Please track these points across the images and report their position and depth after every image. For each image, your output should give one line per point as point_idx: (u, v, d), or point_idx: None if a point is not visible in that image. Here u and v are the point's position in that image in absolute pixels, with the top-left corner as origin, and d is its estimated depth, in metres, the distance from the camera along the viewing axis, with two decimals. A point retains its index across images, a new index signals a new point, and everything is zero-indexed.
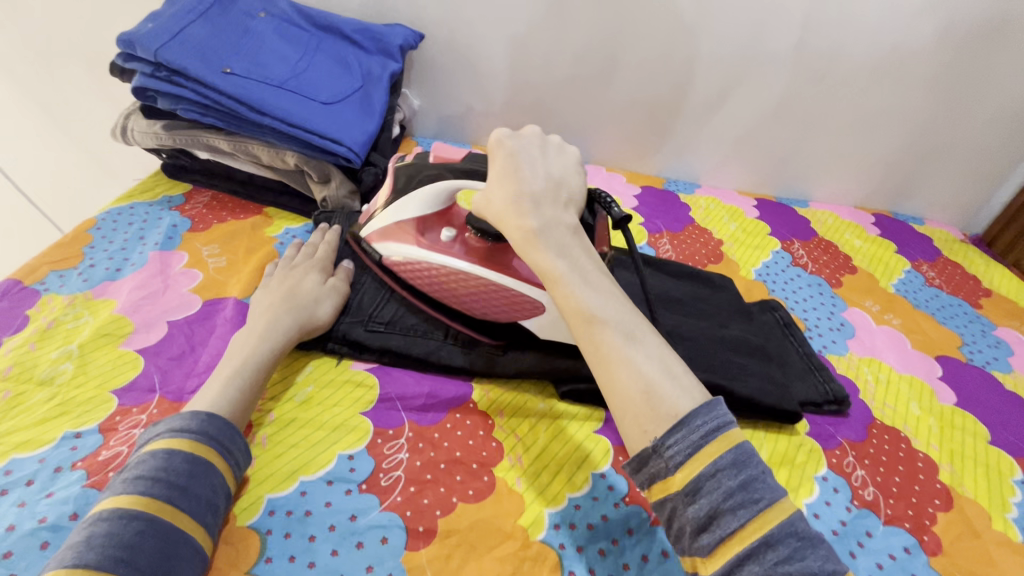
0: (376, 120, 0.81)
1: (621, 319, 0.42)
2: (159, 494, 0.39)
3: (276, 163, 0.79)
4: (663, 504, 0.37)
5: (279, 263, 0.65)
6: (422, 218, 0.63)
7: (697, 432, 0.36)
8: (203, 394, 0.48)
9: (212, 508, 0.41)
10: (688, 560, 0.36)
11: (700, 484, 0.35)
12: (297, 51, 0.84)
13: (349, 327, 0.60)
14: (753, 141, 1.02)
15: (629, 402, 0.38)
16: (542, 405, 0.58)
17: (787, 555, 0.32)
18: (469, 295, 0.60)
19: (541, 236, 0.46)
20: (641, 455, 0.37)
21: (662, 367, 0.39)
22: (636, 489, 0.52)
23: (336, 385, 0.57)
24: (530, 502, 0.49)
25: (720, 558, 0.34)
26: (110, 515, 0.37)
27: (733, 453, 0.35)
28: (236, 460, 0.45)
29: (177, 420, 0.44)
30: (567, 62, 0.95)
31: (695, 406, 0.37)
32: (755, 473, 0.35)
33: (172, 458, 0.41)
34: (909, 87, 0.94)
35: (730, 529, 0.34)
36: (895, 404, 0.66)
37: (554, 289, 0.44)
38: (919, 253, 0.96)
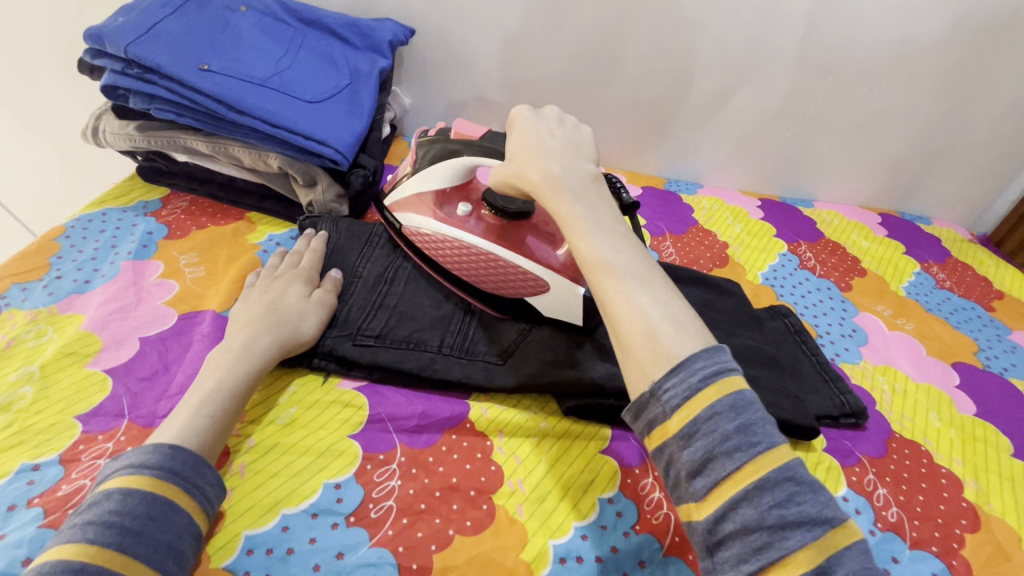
0: (365, 119, 0.77)
1: (630, 265, 0.42)
2: (111, 542, 0.35)
3: (258, 165, 0.75)
4: (660, 450, 0.36)
5: (261, 272, 0.61)
6: (442, 191, 0.63)
7: (696, 375, 0.35)
8: (173, 423, 0.43)
9: (175, 554, 0.37)
10: (683, 507, 0.36)
11: (696, 427, 0.34)
12: (280, 47, 0.80)
13: (335, 342, 0.56)
14: (756, 139, 0.99)
15: (631, 343, 0.39)
16: (544, 424, 0.54)
17: (783, 498, 0.32)
18: (480, 270, 0.59)
19: (559, 186, 0.47)
20: (640, 400, 0.37)
21: (667, 312, 0.39)
22: (648, 516, 0.48)
23: (322, 405, 0.53)
24: (533, 533, 0.46)
25: (714, 502, 0.33)
26: (52, 569, 0.33)
27: (731, 397, 0.35)
28: (205, 496, 0.41)
29: (138, 455, 0.40)
30: (564, 59, 0.91)
31: (696, 350, 0.37)
32: (752, 417, 0.34)
33: (128, 500, 0.37)
34: (915, 83, 0.91)
35: (725, 473, 0.33)
36: (913, 416, 0.63)
37: (567, 234, 0.45)
38: (928, 254, 0.93)
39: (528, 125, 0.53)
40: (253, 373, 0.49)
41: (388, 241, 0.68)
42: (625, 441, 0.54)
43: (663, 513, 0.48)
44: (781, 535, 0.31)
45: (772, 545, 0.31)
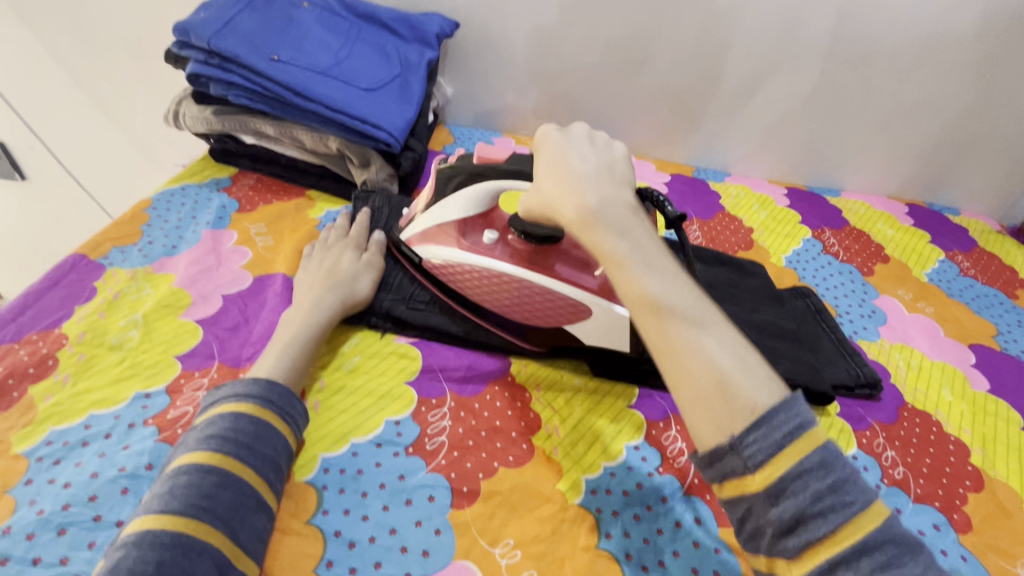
0: (414, 105, 0.85)
1: (687, 306, 0.41)
2: (229, 451, 0.42)
3: (319, 147, 0.82)
4: (739, 504, 0.37)
5: (315, 243, 0.68)
6: (464, 220, 0.63)
7: (779, 431, 0.35)
8: (265, 362, 0.51)
9: (275, 466, 0.44)
10: (767, 560, 0.36)
11: (785, 485, 0.35)
12: (338, 40, 0.87)
13: (391, 303, 0.63)
14: (785, 128, 1.02)
15: (702, 396, 0.37)
16: (577, 381, 0.60)
17: (884, 561, 0.33)
18: (521, 300, 0.60)
19: (600, 218, 0.45)
20: (715, 452, 0.37)
21: (736, 359, 0.38)
22: (669, 460, 0.53)
23: (381, 356, 0.60)
24: (567, 469, 0.52)
25: (805, 562, 0.34)
26: (187, 469, 0.41)
27: (818, 454, 0.35)
28: (296, 423, 0.48)
29: (241, 387, 0.47)
30: (599, 51, 0.96)
31: (774, 403, 0.36)
32: (844, 475, 0.35)
33: (239, 420, 0.44)
34: (947, 75, 0.93)
35: (818, 534, 0.34)
36: (926, 390, 0.66)
37: (615, 273, 0.44)
38: (953, 243, 0.95)
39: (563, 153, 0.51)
40: (324, 324, 0.57)
41: None
42: (650, 399, 0.59)
43: (684, 460, 0.54)
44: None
45: None
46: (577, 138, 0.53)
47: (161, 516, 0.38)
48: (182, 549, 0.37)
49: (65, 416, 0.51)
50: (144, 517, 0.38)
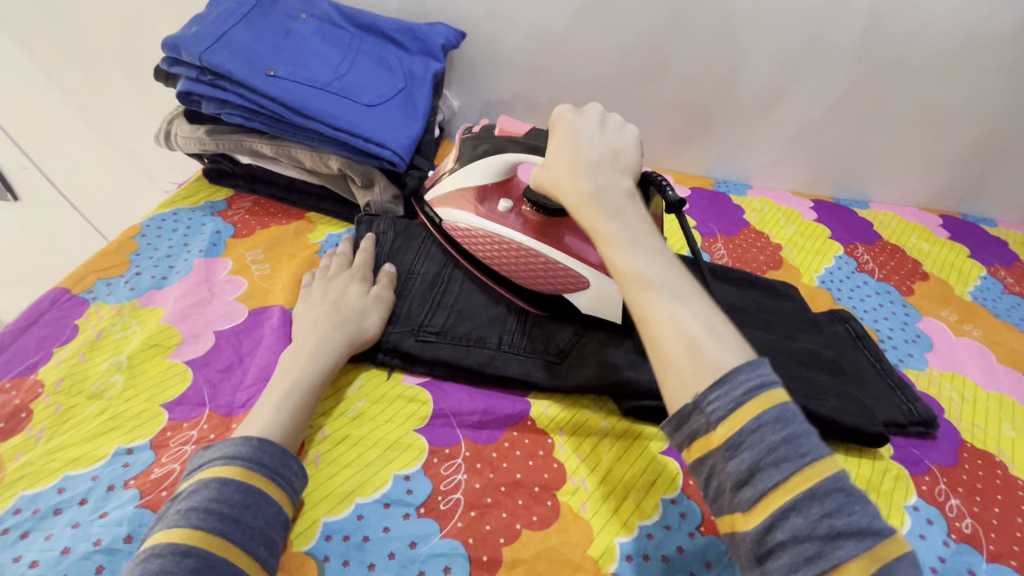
0: (420, 121, 0.80)
1: (668, 280, 0.41)
2: (212, 528, 0.37)
3: (319, 167, 0.77)
4: (701, 461, 0.36)
5: (317, 272, 0.64)
6: (483, 187, 0.64)
7: (741, 388, 0.35)
8: (259, 414, 0.46)
9: (266, 540, 0.39)
10: (726, 518, 0.35)
11: (742, 439, 0.34)
12: (339, 53, 0.83)
13: (399, 339, 0.58)
14: (810, 138, 0.96)
15: (670, 357, 0.38)
16: (604, 423, 0.55)
17: (834, 508, 0.32)
18: (530, 270, 0.60)
19: (594, 198, 0.46)
20: (682, 411, 0.36)
21: (708, 326, 0.39)
22: (712, 518, 0.48)
23: (388, 400, 0.54)
24: (599, 531, 0.46)
25: (761, 513, 0.33)
26: (162, 551, 0.35)
27: (776, 409, 0.34)
28: (292, 486, 0.43)
29: (230, 447, 0.42)
30: (613, 61, 0.91)
31: (740, 363, 0.36)
32: (799, 429, 0.34)
33: (224, 489, 0.39)
34: (984, 80, 0.87)
35: (772, 484, 0.33)
36: (985, 425, 0.61)
37: (603, 248, 0.45)
38: (994, 258, 0.89)
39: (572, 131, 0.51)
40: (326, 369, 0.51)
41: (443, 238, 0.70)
42: None
43: None
44: (834, 545, 0.31)
45: (825, 555, 0.31)
46: (591, 117, 0.53)
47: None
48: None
49: (37, 479, 0.46)
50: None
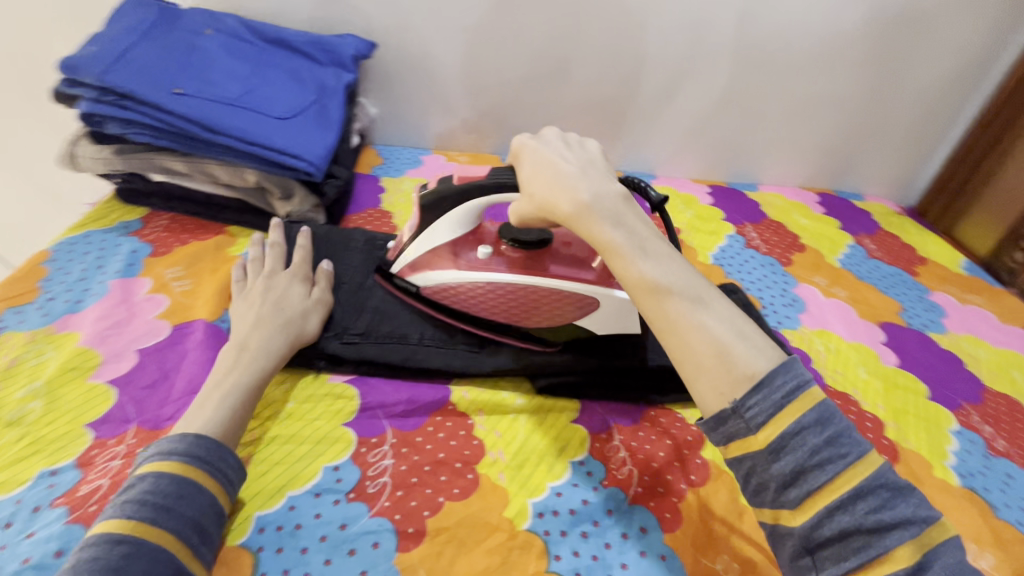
0: (334, 131, 0.83)
1: (686, 286, 0.44)
2: (144, 517, 0.40)
3: (235, 181, 0.79)
4: (741, 461, 0.40)
5: (250, 270, 0.65)
6: (454, 240, 0.63)
7: (778, 393, 0.38)
8: (203, 407, 0.49)
9: (199, 528, 0.42)
10: (770, 511, 0.39)
11: (785, 443, 0.37)
12: (247, 67, 0.84)
13: (323, 341, 0.61)
14: (703, 130, 1.06)
15: (705, 365, 0.40)
16: (519, 401, 0.60)
17: (877, 503, 0.36)
18: (539, 310, 0.61)
19: (595, 211, 0.47)
20: (720, 416, 0.40)
21: (734, 330, 0.41)
22: (613, 472, 0.54)
23: (316, 399, 0.58)
24: (514, 495, 0.52)
25: (809, 510, 0.37)
26: (97, 541, 0.38)
27: (815, 410, 0.38)
28: (228, 478, 0.46)
29: (166, 444, 0.45)
30: (522, 65, 0.98)
31: (772, 366, 0.39)
32: (839, 429, 0.38)
33: (158, 482, 0.42)
34: (843, 71, 0.98)
35: (818, 484, 0.37)
36: (844, 371, 0.71)
37: (616, 265, 0.46)
38: (860, 228, 1.01)
39: (550, 150, 0.52)
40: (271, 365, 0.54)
41: (366, 244, 0.74)
42: (593, 411, 0.61)
43: (626, 469, 0.55)
44: (878, 535, 0.35)
45: (872, 545, 0.35)
46: (553, 139, 0.54)
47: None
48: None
49: None
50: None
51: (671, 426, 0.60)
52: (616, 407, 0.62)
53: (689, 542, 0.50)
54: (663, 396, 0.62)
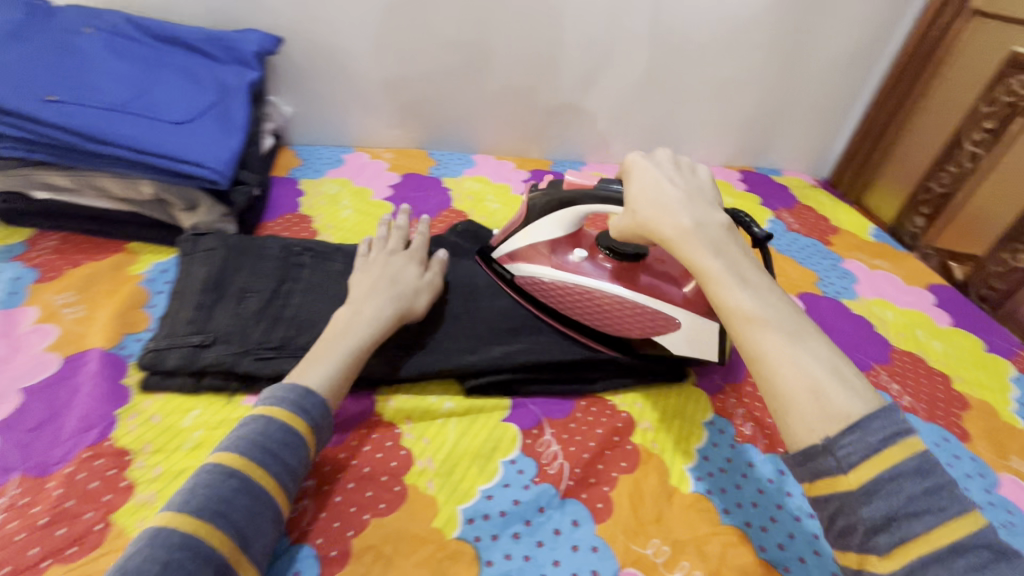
0: (239, 134, 0.77)
1: (781, 319, 0.42)
2: (253, 456, 0.44)
3: (130, 194, 0.73)
4: (828, 500, 0.37)
5: (373, 244, 0.68)
6: (554, 240, 0.66)
7: (875, 434, 0.35)
8: (316, 363, 0.52)
9: (293, 475, 0.46)
10: (853, 556, 0.36)
11: (878, 486, 0.35)
12: (136, 68, 0.77)
13: (234, 360, 0.57)
14: (626, 115, 1.06)
15: (795, 398, 0.38)
16: (448, 404, 0.59)
17: (981, 564, 0.32)
18: (615, 316, 0.62)
19: (694, 237, 0.48)
20: (809, 450, 0.37)
21: (831, 369, 0.39)
22: (545, 468, 0.54)
23: (229, 424, 0.55)
24: (443, 503, 0.50)
25: (898, 560, 0.33)
26: (215, 470, 0.43)
27: (915, 459, 0.35)
28: (322, 434, 0.50)
29: (279, 392, 0.49)
30: (438, 55, 0.95)
31: (871, 409, 0.37)
32: (941, 481, 0.34)
33: (269, 426, 0.46)
34: (753, 51, 0.99)
35: (912, 533, 0.33)
36: None
37: (709, 288, 0.46)
38: (779, 202, 1.05)
39: (657, 173, 0.54)
40: (370, 337, 0.56)
41: (281, 252, 0.70)
42: (524, 407, 0.60)
43: (558, 463, 0.55)
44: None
45: None
46: (666, 164, 0.55)
47: (177, 514, 0.39)
48: (191, 549, 0.38)
49: None
50: (162, 515, 0.40)
51: (601, 414, 0.60)
52: (546, 401, 0.61)
53: (620, 530, 0.50)
54: (593, 386, 0.63)
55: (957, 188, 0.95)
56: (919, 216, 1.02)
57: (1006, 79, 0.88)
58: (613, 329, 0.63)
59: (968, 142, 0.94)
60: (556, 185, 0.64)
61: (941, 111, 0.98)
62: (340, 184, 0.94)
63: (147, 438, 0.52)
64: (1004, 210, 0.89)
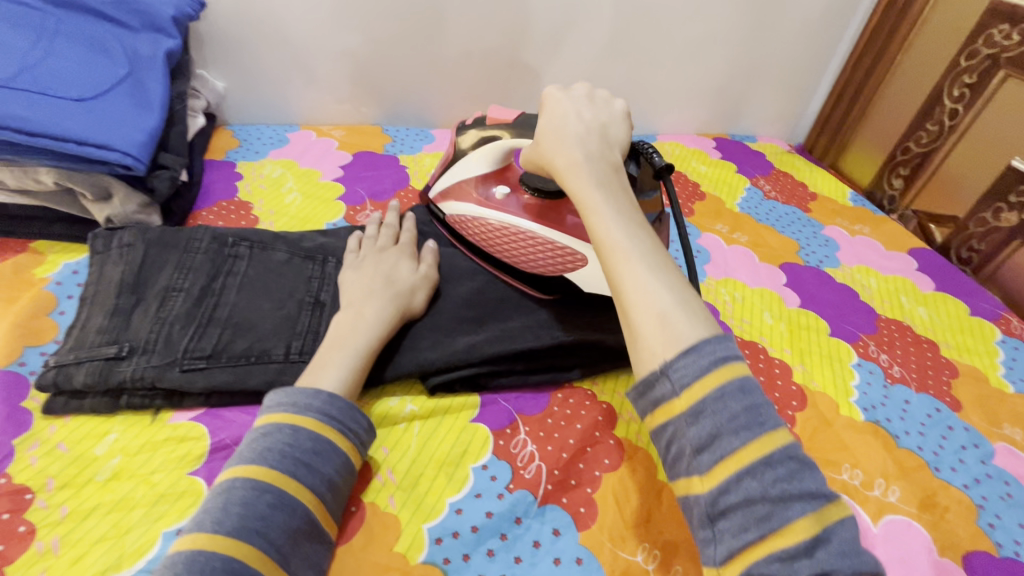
0: (157, 112, 0.68)
1: (643, 247, 0.39)
2: (286, 469, 0.40)
3: (27, 184, 0.63)
4: (665, 429, 0.35)
5: (361, 239, 0.63)
6: (481, 176, 0.64)
7: (707, 359, 0.34)
8: (328, 366, 0.48)
9: (331, 486, 0.42)
10: (683, 482, 0.34)
11: (704, 407, 0.33)
12: (26, 38, 0.66)
13: (157, 373, 0.49)
14: (596, 81, 0.99)
15: (642, 324, 0.36)
16: (410, 407, 0.53)
17: (785, 474, 0.31)
18: (524, 252, 0.60)
19: (581, 164, 0.45)
20: (647, 379, 0.35)
21: (681, 299, 0.36)
22: (520, 473, 0.49)
23: (153, 448, 0.47)
24: (407, 521, 0.45)
25: (716, 478, 0.32)
26: (244, 484, 0.39)
27: (739, 381, 0.33)
28: (358, 439, 0.45)
29: (301, 396, 0.44)
30: (386, 21, 0.86)
31: (707, 335, 0.35)
32: (760, 398, 0.33)
33: (297, 436, 0.42)
34: (726, 11, 0.93)
35: (728, 449, 0.32)
36: (750, 319, 0.68)
37: (585, 217, 0.42)
38: (755, 169, 1.00)
39: (558, 105, 0.50)
40: (376, 341, 0.51)
41: (212, 242, 0.60)
42: (495, 404, 0.54)
43: (535, 466, 0.49)
44: (783, 506, 0.30)
45: (773, 516, 0.30)
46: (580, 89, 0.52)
47: (213, 538, 0.36)
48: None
49: None
50: (194, 537, 0.36)
51: (581, 406, 0.55)
52: (519, 396, 0.55)
53: (605, 537, 0.45)
54: (570, 375, 0.57)
55: (934, 147, 0.90)
56: (897, 178, 0.97)
57: (990, 30, 0.82)
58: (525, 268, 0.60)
59: (948, 100, 0.88)
60: (481, 123, 0.65)
61: (917, 69, 0.93)
62: (284, 166, 0.85)
63: (51, 471, 0.45)
64: (980, 171, 0.84)
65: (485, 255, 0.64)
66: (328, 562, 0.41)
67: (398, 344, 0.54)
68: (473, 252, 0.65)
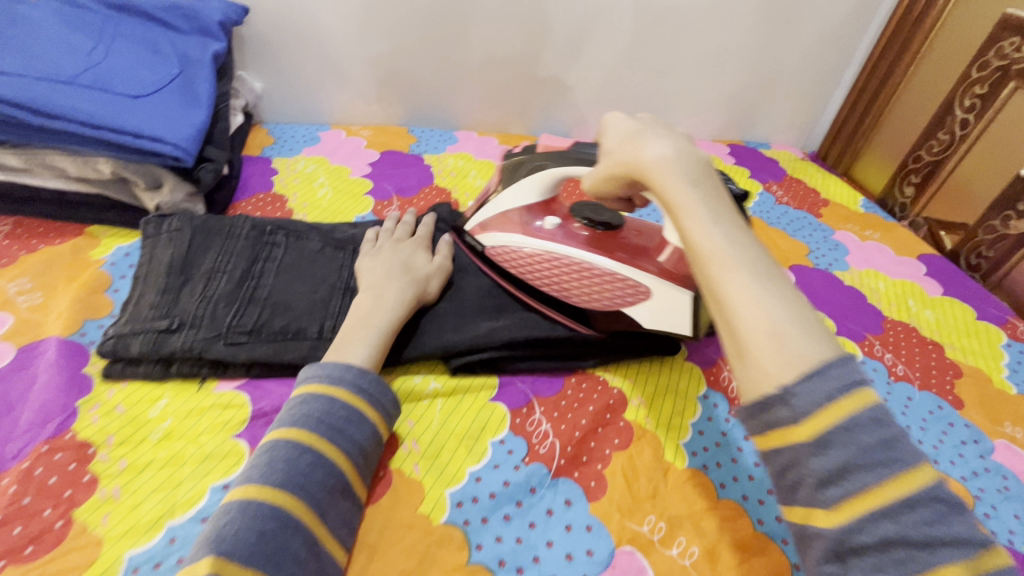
0: (204, 109, 0.73)
1: (748, 254, 0.36)
2: (324, 434, 0.43)
3: (87, 173, 0.69)
4: (781, 454, 0.33)
5: (379, 231, 0.66)
6: (528, 206, 0.63)
7: (833, 382, 0.31)
8: (354, 342, 0.51)
9: (363, 452, 0.45)
10: (803, 512, 0.33)
11: (832, 437, 0.31)
12: (89, 39, 0.72)
13: (205, 344, 0.54)
14: (614, 88, 1.03)
15: (753, 341, 0.33)
16: (433, 385, 0.56)
17: (930, 516, 0.29)
18: (581, 287, 0.58)
19: (672, 166, 0.41)
20: (761, 399, 0.33)
21: (796, 312, 0.34)
22: (535, 448, 0.52)
23: (200, 413, 0.51)
24: (429, 487, 0.48)
25: (847, 513, 0.30)
26: (286, 445, 0.42)
27: (872, 407, 0.31)
28: (387, 411, 0.49)
29: (336, 370, 0.47)
30: (416, 27, 0.91)
31: (829, 354, 0.32)
32: (899, 432, 0.31)
33: (333, 404, 0.45)
34: (742, 21, 0.96)
35: (863, 486, 0.30)
36: None
37: (678, 222, 0.39)
38: (768, 175, 1.03)
39: (626, 118, 0.49)
40: (397, 320, 0.54)
41: (253, 229, 0.65)
42: (512, 386, 0.58)
43: (549, 442, 0.53)
44: (927, 551, 0.28)
45: (914, 560, 0.29)
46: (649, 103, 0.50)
47: (261, 488, 0.40)
48: (281, 522, 0.38)
49: None
50: (245, 488, 0.40)
51: (593, 390, 0.58)
52: (536, 378, 0.59)
53: (613, 508, 0.49)
54: (583, 362, 0.61)
55: (944, 157, 0.93)
56: (909, 186, 1.00)
57: (999, 43, 0.85)
58: (579, 301, 0.59)
59: (959, 109, 0.91)
60: (530, 149, 0.64)
61: (930, 80, 0.96)
62: (316, 162, 0.90)
63: (111, 429, 0.50)
64: (991, 181, 0.87)
65: (534, 291, 0.62)
66: (359, 520, 0.45)
67: (418, 325, 0.58)
68: (517, 287, 0.63)
